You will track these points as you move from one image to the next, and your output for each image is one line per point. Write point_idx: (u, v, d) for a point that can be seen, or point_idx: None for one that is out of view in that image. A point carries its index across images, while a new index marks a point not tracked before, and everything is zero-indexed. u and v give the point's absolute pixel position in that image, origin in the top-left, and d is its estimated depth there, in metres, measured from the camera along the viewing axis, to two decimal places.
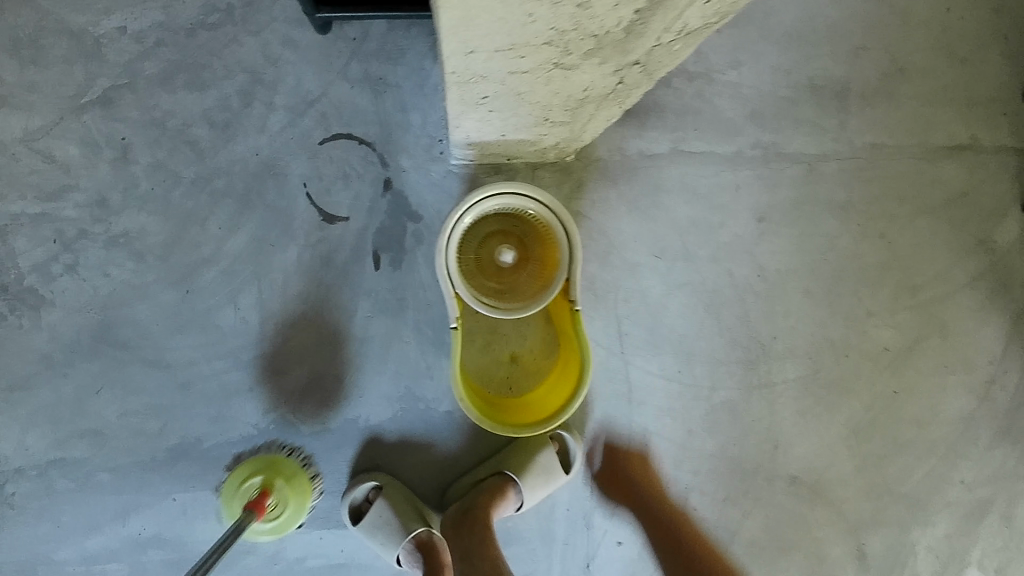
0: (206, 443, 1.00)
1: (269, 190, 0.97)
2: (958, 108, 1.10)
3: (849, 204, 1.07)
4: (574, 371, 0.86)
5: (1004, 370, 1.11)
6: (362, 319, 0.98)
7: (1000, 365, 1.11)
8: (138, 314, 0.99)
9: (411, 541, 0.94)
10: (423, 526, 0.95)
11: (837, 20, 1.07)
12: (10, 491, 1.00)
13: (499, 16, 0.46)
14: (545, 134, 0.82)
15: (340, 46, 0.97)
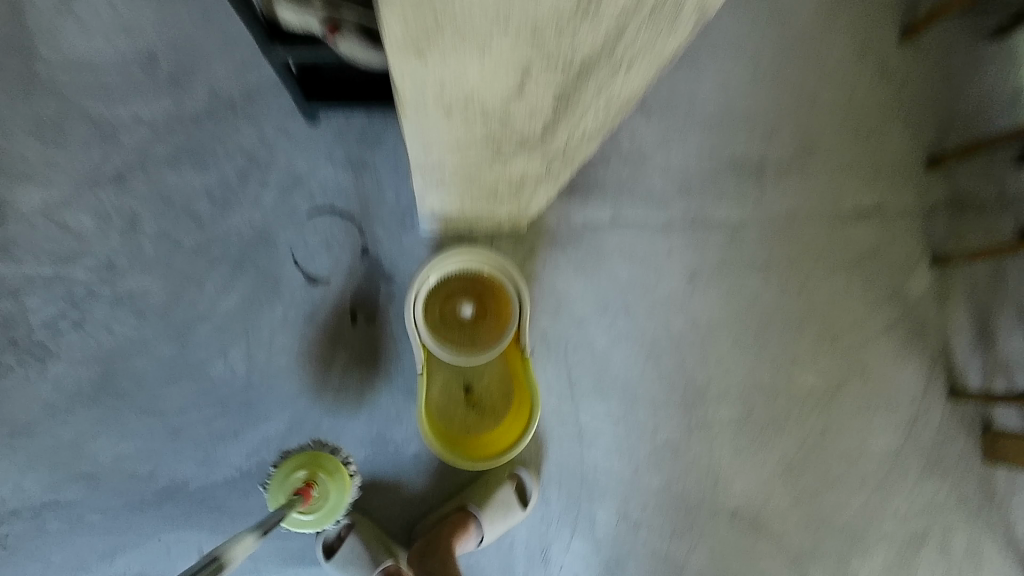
0: (193, 484, 1.10)
1: (262, 256, 1.10)
2: (869, 178, 1.27)
3: (771, 263, 1.23)
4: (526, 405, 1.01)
5: (929, 407, 1.25)
6: (339, 369, 1.10)
7: (921, 405, 1.25)
8: (137, 365, 1.10)
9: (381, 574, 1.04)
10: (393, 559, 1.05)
11: (757, 108, 1.25)
12: (3, 532, 1.08)
13: (447, 124, 0.61)
14: (497, 207, 0.96)
15: (326, 135, 1.12)
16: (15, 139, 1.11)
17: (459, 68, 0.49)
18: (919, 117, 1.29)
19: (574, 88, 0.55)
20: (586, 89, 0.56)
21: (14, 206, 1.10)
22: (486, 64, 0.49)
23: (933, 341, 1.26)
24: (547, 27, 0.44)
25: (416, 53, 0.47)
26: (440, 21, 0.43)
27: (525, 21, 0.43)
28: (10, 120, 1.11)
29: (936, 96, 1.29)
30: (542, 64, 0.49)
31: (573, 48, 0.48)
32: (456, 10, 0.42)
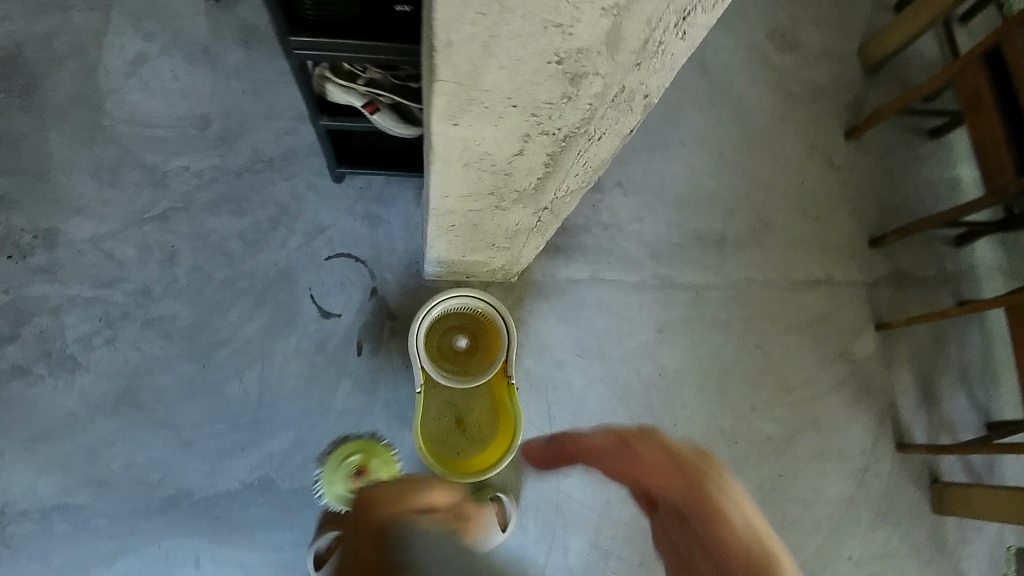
0: (197, 494, 1.19)
1: (283, 291, 1.25)
2: (821, 251, 1.46)
3: (730, 321, 1.39)
4: (507, 432, 1.13)
5: (878, 457, 1.39)
6: (343, 395, 1.23)
7: (870, 456, 1.39)
8: (159, 381, 1.22)
9: None
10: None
11: (720, 189, 1.45)
12: (11, 531, 1.16)
13: (461, 176, 0.78)
14: (494, 255, 1.12)
15: (348, 191, 1.29)
16: (76, 179, 1.27)
17: (477, 131, 0.67)
18: (862, 201, 1.49)
19: (561, 154, 0.73)
20: (569, 155, 0.74)
21: (67, 236, 1.25)
22: (498, 130, 0.67)
23: (879, 396, 1.41)
24: (544, 105, 0.62)
25: (449, 119, 0.64)
26: (470, 98, 0.61)
27: (529, 100, 0.62)
28: (73, 163, 1.27)
29: (878, 184, 1.50)
30: (538, 132, 0.68)
31: (561, 122, 0.66)
32: (482, 91, 0.60)
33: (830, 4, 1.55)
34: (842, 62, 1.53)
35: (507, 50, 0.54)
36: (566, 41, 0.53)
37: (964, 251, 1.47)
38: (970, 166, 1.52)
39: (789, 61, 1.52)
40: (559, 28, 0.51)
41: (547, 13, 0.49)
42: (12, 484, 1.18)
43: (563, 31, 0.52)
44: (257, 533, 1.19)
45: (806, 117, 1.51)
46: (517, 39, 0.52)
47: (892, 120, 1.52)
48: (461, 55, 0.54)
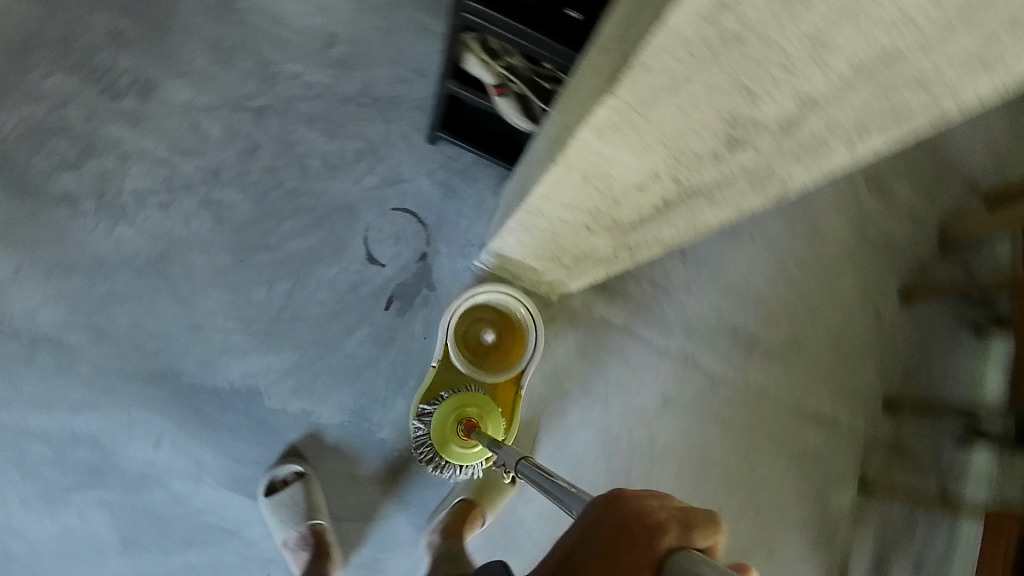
0: (184, 378, 1.20)
1: (341, 222, 1.26)
2: (833, 395, 1.43)
3: (732, 420, 1.39)
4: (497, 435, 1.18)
5: None
6: (356, 340, 1.25)
7: None
8: (193, 261, 1.22)
9: (307, 528, 1.18)
10: (323, 520, 1.19)
11: (781, 297, 1.42)
12: None
13: (572, 187, 0.80)
14: (550, 270, 1.15)
15: (437, 155, 1.30)
16: (191, 40, 1.24)
17: (617, 156, 0.69)
18: (891, 365, 1.47)
19: (675, 202, 0.77)
20: (683, 205, 0.78)
21: (161, 90, 1.23)
22: (637, 160, 0.69)
23: (836, 549, 1.42)
24: (691, 155, 0.66)
25: (596, 133, 0.65)
26: (629, 122, 0.62)
27: (681, 146, 0.65)
28: (195, 23, 1.25)
29: (909, 356, 1.48)
30: (668, 175, 0.71)
31: (695, 176, 0.70)
32: (646, 121, 0.61)
33: (933, 169, 1.50)
34: (922, 229, 1.49)
35: (692, 95, 0.56)
36: (748, 108, 0.57)
37: (964, 450, 1.44)
38: (998, 373, 1.47)
39: (875, 207, 1.48)
40: (750, 94, 0.55)
41: (751, 76, 0.53)
42: (16, 301, 1.17)
43: (753, 99, 0.56)
44: (223, 437, 1.21)
45: (870, 266, 1.47)
46: (708, 89, 0.55)
47: (944, 301, 1.49)
48: (648, 84, 0.56)
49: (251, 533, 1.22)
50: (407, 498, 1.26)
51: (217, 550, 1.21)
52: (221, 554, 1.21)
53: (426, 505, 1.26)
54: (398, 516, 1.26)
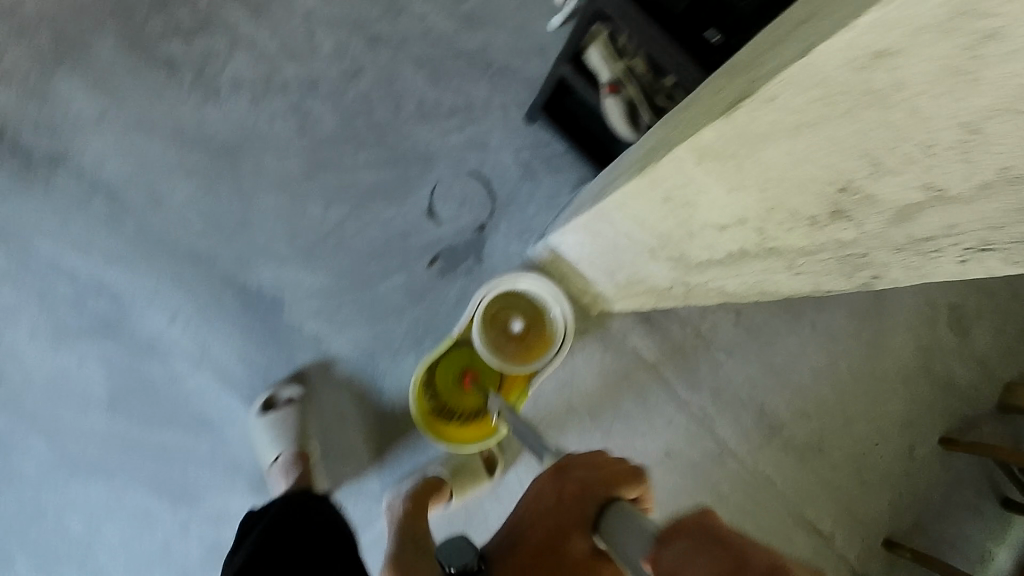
0: (218, 267, 1.21)
1: (414, 169, 1.25)
2: (836, 511, 1.32)
3: (725, 499, 1.30)
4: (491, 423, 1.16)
5: None
6: (389, 285, 1.24)
7: None
8: (264, 159, 1.22)
9: (294, 456, 1.15)
10: (313, 450, 1.17)
11: (824, 394, 1.33)
12: (58, 179, 1.17)
13: (652, 204, 0.76)
14: (599, 282, 1.11)
15: (528, 135, 1.27)
16: None
17: (710, 186, 0.65)
18: (908, 506, 1.33)
19: (752, 256, 0.72)
20: (758, 262, 0.72)
21: None
22: (726, 197, 0.64)
23: None
24: (787, 211, 0.60)
25: (695, 155, 0.62)
26: (733, 154, 0.58)
27: (780, 197, 0.59)
28: None
29: (929, 503, 1.33)
30: (755, 225, 0.65)
31: (782, 236, 0.64)
32: (751, 158, 0.57)
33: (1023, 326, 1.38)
34: (989, 379, 1.36)
35: (811, 146, 0.51)
36: (867, 180, 0.50)
37: None
38: (1008, 556, 1.31)
39: (948, 339, 1.36)
40: (874, 165, 0.49)
41: (883, 146, 0.47)
42: (89, 145, 1.18)
43: (875, 171, 0.49)
44: (234, 336, 1.22)
45: (922, 398, 1.35)
46: (828, 145, 0.50)
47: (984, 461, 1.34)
48: (767, 118, 0.52)
49: (227, 435, 1.23)
50: (383, 454, 1.25)
51: (192, 439, 1.22)
52: (194, 445, 1.22)
53: (400, 467, 1.26)
54: (370, 466, 1.25)
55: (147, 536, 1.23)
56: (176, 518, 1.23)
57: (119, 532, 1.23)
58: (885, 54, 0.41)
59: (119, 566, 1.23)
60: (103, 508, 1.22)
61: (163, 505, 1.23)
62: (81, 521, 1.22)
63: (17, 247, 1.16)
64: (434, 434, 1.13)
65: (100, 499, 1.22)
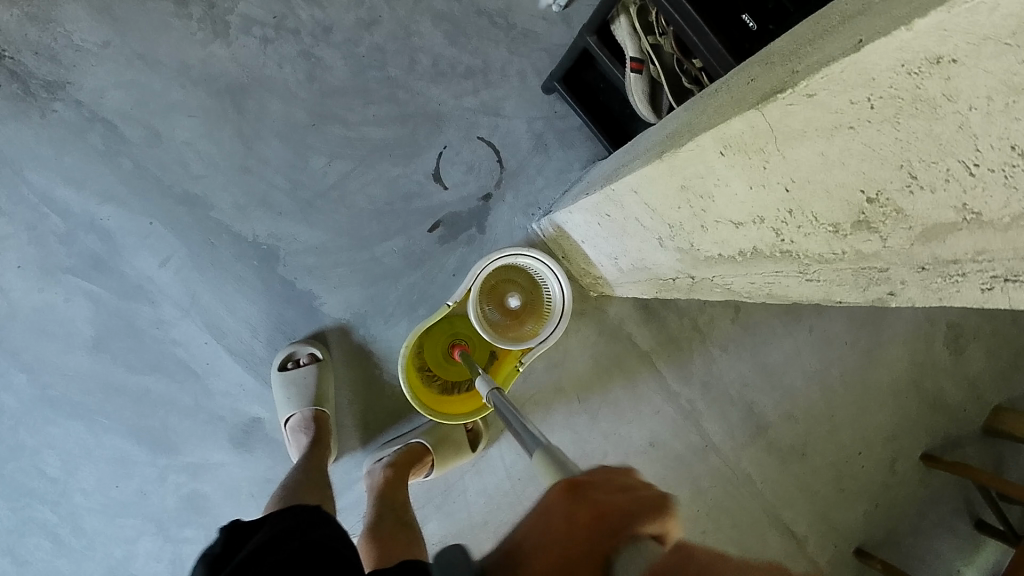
0: (214, 213, 1.18)
1: (424, 129, 1.21)
2: (811, 515, 1.32)
3: (704, 492, 1.30)
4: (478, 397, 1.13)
5: None
6: (388, 247, 1.22)
7: None
8: (269, 105, 1.18)
9: (311, 413, 1.17)
10: (325, 410, 1.19)
11: (814, 399, 1.32)
12: (55, 107, 1.12)
13: (669, 191, 0.73)
14: (602, 264, 1.08)
15: (544, 106, 1.23)
16: None
17: (731, 179, 0.62)
18: (881, 516, 1.34)
19: (765, 256, 0.68)
20: (770, 263, 0.69)
21: None
22: (746, 194, 0.62)
23: None
24: (808, 214, 0.57)
25: (720, 145, 0.60)
26: (761, 149, 0.55)
27: (803, 199, 0.56)
28: None
29: (902, 517, 1.34)
30: (772, 226, 0.62)
31: (800, 240, 0.61)
32: (779, 155, 0.54)
33: (1017, 350, 1.37)
34: (977, 401, 1.36)
35: (845, 150, 0.48)
36: (898, 194, 0.47)
37: None
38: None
39: (942, 357, 1.35)
40: (910, 179, 0.45)
41: (922, 159, 0.43)
42: (89, 75, 1.13)
43: (910, 185, 0.46)
44: (226, 285, 1.20)
45: (910, 412, 1.34)
46: (864, 151, 0.46)
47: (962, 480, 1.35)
48: (803, 115, 0.49)
49: (212, 385, 1.22)
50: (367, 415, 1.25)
51: (176, 386, 1.21)
52: (177, 392, 1.21)
53: (384, 431, 1.26)
54: (352, 428, 1.25)
55: (124, 480, 1.23)
56: (155, 465, 1.23)
57: (96, 474, 1.22)
58: (944, 60, 0.38)
59: (94, 508, 1.23)
60: (82, 449, 1.21)
61: (142, 450, 1.22)
62: (58, 460, 1.20)
63: (8, 174, 1.12)
64: (422, 404, 1.08)
65: (79, 439, 1.20)
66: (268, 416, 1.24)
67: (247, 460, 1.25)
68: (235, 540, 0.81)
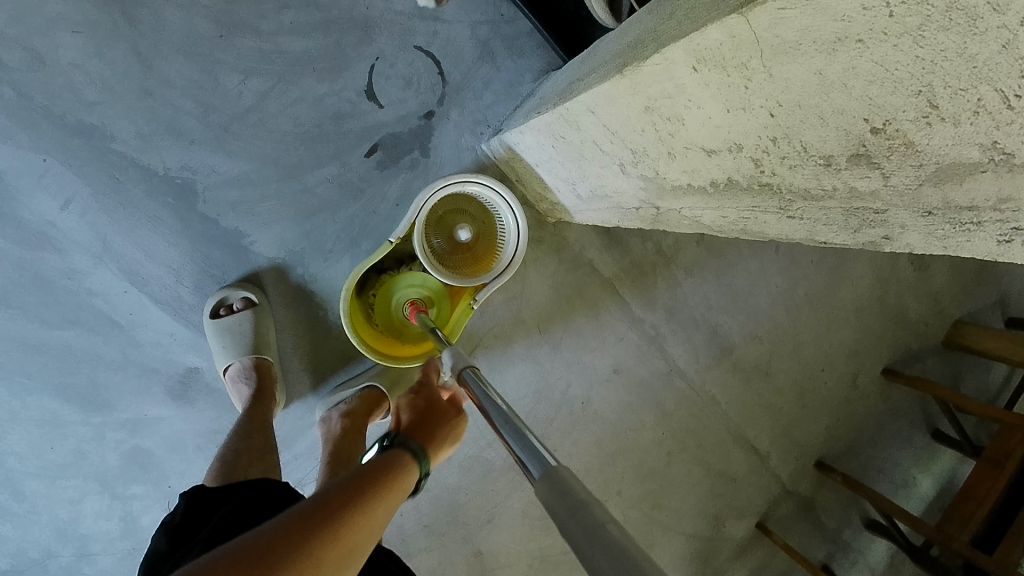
0: (115, 145, 1.03)
1: (351, 38, 1.05)
2: (774, 431, 1.32)
3: (670, 417, 1.28)
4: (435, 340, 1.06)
5: None
6: (321, 176, 1.09)
7: None
8: (167, 14, 1.00)
9: (251, 361, 1.07)
10: (268, 357, 1.10)
11: (781, 317, 1.28)
12: None
13: (631, 112, 0.62)
14: (559, 190, 0.98)
15: (488, 8, 1.08)
16: None
17: (704, 101, 0.52)
18: (843, 428, 1.34)
19: (741, 188, 0.59)
20: (747, 196, 0.60)
21: None
22: (723, 118, 0.52)
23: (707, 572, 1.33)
24: (797, 143, 0.47)
25: (692, 59, 0.48)
26: (743, 65, 0.45)
27: (791, 127, 0.46)
28: None
29: (862, 428, 1.35)
30: (752, 155, 0.53)
31: (784, 173, 0.52)
32: (765, 72, 0.44)
33: (978, 264, 1.35)
34: (939, 314, 1.35)
35: (850, 69, 0.39)
36: (911, 126, 0.39)
37: (870, 534, 1.37)
38: (931, 483, 1.37)
39: (905, 270, 1.33)
40: (928, 109, 0.37)
41: (949, 85, 0.35)
42: None
43: (928, 117, 0.37)
44: (141, 226, 1.06)
45: (874, 326, 1.32)
46: (874, 72, 0.38)
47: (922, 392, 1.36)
48: (799, 23, 0.39)
49: (140, 336, 1.10)
50: (314, 359, 1.17)
51: (99, 341, 1.09)
52: (102, 347, 1.10)
53: (334, 374, 1.18)
54: (299, 374, 1.17)
55: (57, 442, 1.12)
56: (89, 424, 1.13)
57: (26, 437, 1.11)
58: None
59: (30, 472, 1.13)
60: (6, 413, 1.10)
61: (73, 410, 1.11)
62: None
63: None
64: (368, 348, 1.01)
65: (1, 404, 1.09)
66: (206, 365, 1.14)
67: (190, 412, 1.15)
68: (199, 511, 0.71)
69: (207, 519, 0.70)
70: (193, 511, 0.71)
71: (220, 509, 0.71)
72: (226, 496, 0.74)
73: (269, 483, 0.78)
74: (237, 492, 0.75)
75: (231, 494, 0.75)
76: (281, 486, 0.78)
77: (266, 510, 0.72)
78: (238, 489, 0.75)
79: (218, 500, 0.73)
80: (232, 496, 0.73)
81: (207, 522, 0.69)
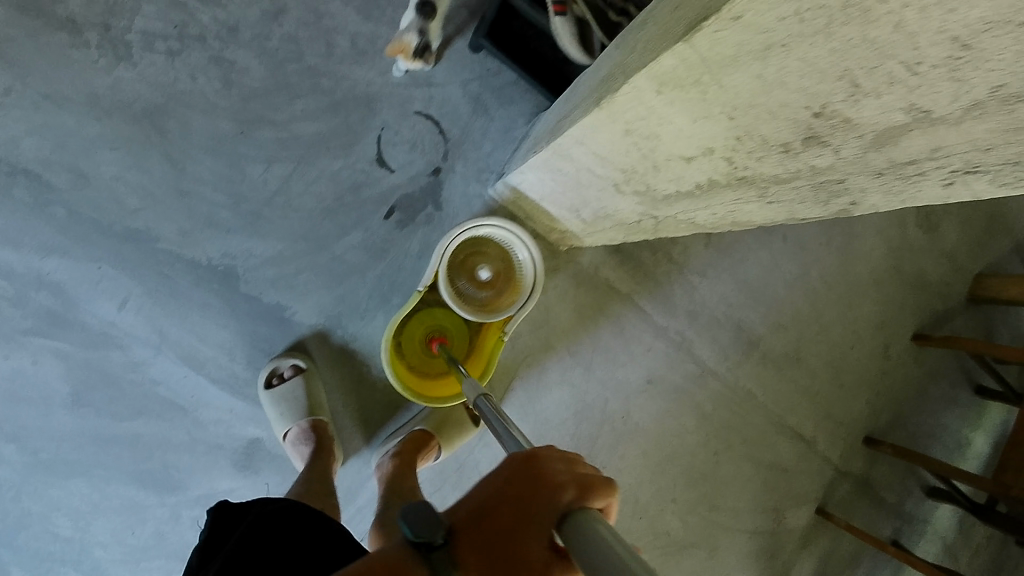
0: (160, 244, 1.13)
1: (357, 114, 1.16)
2: (817, 416, 1.35)
3: (711, 416, 1.31)
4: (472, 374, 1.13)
5: None
6: (347, 243, 1.18)
7: None
8: (192, 120, 1.12)
9: (308, 423, 1.15)
10: (324, 417, 1.17)
11: (802, 302, 1.32)
12: None
13: (613, 135, 0.69)
14: (566, 219, 1.06)
15: (475, 66, 1.19)
16: None
17: (672, 116, 0.59)
18: (882, 403, 1.37)
19: (722, 185, 0.66)
20: (729, 191, 0.66)
21: None
22: (691, 128, 0.59)
23: (775, 567, 1.35)
24: (757, 137, 0.54)
25: (655, 83, 0.56)
26: (696, 81, 0.52)
27: (749, 124, 0.53)
28: None
29: (902, 398, 1.37)
30: (724, 155, 0.59)
31: (753, 165, 0.58)
32: (717, 83, 0.51)
33: (985, 218, 1.39)
34: (956, 275, 1.37)
35: (782, 69, 0.46)
36: (844, 105, 0.45)
37: (929, 503, 1.38)
38: (983, 439, 1.40)
39: (916, 238, 1.36)
40: (853, 88, 0.44)
41: (863, 66, 0.42)
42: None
43: (855, 95, 0.44)
44: (192, 314, 1.16)
45: (894, 298, 1.36)
46: (802, 67, 0.45)
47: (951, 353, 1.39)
48: (733, 39, 0.46)
49: (203, 416, 1.19)
50: (364, 414, 1.24)
51: (166, 425, 1.18)
52: (170, 430, 1.18)
53: (384, 425, 1.24)
54: (353, 429, 1.24)
55: (138, 526, 1.20)
56: (165, 504, 1.20)
57: (109, 526, 1.19)
58: None
59: (116, 558, 1.20)
60: (89, 505, 1.18)
61: (148, 494, 1.19)
62: (68, 521, 1.17)
63: None
64: (412, 393, 1.08)
65: (83, 497, 1.17)
66: (267, 433, 1.21)
67: (256, 480, 1.22)
68: (224, 527, 0.76)
69: (230, 534, 0.75)
70: (220, 526, 0.77)
71: (240, 526, 0.75)
72: (246, 513, 0.78)
73: (286, 500, 0.81)
74: (258, 506, 0.79)
75: (250, 510, 0.78)
76: (301, 502, 0.82)
77: (286, 524, 0.75)
78: (254, 506, 0.79)
79: (242, 514, 0.78)
80: (251, 511, 0.77)
81: (228, 541, 0.72)
